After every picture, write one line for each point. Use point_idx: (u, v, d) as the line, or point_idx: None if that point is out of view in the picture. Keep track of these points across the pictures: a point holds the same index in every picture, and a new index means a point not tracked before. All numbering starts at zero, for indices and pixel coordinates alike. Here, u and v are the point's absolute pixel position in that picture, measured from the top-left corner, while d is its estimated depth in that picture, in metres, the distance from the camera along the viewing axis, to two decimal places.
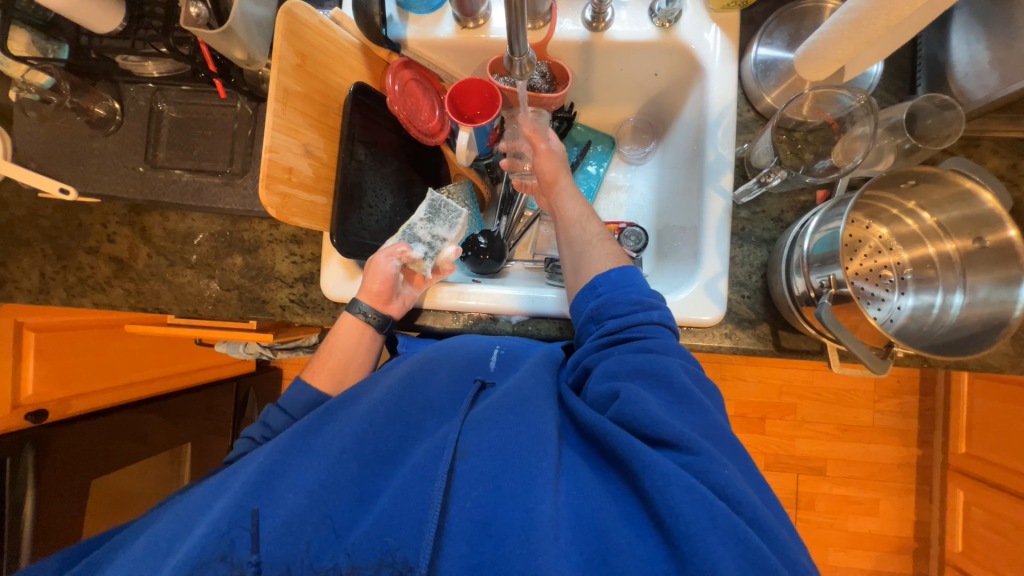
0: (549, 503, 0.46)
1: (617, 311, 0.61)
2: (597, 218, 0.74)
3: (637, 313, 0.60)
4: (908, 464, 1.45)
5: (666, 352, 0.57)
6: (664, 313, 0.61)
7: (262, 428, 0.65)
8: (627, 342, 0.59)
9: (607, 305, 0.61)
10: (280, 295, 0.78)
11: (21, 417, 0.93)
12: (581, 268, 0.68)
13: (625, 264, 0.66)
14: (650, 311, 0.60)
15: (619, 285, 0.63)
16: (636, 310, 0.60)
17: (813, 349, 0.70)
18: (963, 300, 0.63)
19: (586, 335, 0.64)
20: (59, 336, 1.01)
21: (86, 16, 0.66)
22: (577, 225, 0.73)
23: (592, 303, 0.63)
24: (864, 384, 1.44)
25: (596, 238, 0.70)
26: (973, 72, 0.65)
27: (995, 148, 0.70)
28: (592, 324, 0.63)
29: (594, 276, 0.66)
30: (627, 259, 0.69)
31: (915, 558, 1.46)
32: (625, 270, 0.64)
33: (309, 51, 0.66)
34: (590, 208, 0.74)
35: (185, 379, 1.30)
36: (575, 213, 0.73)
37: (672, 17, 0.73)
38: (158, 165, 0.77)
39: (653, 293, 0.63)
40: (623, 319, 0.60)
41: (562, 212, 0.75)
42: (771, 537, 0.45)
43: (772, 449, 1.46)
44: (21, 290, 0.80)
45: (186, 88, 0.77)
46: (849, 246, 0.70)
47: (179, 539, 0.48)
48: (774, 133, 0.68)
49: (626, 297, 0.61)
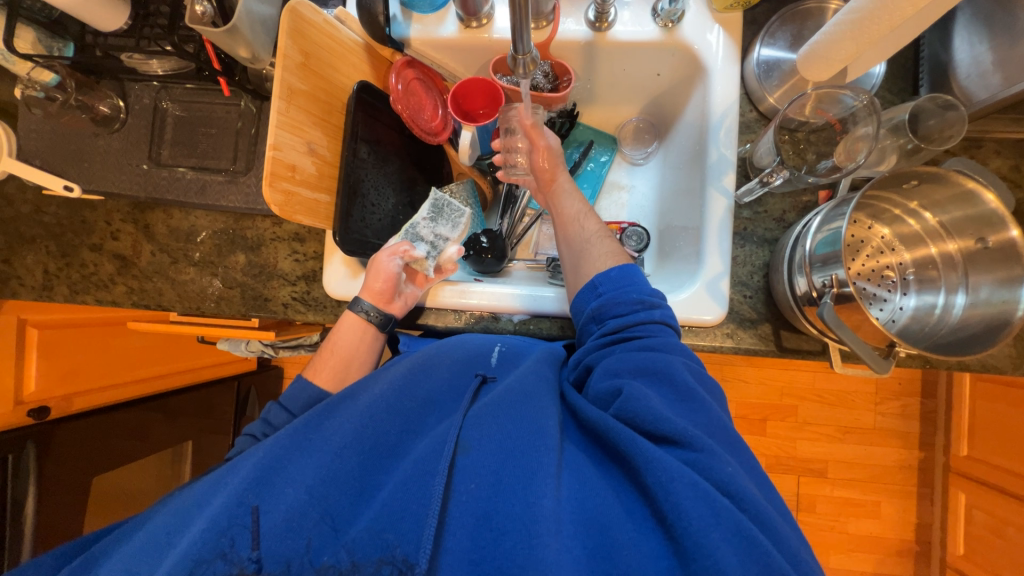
0: (550, 499, 0.46)
1: (618, 310, 0.61)
2: (596, 216, 0.74)
3: (639, 311, 0.60)
4: (909, 467, 1.45)
5: (667, 350, 0.57)
6: (665, 312, 0.61)
7: (263, 425, 0.65)
8: (629, 340, 0.59)
9: (607, 305, 0.61)
10: (282, 293, 0.78)
11: (23, 414, 0.93)
12: (581, 265, 0.68)
13: (625, 262, 0.66)
14: (652, 311, 0.60)
15: (620, 284, 0.63)
16: (637, 309, 0.60)
17: (815, 349, 0.70)
18: (966, 300, 0.62)
19: (587, 335, 0.65)
20: (60, 334, 1.01)
21: (92, 15, 0.67)
22: (577, 222, 0.73)
23: (593, 303, 0.63)
24: (865, 387, 1.44)
25: (596, 236, 0.70)
26: (976, 73, 0.65)
27: (997, 149, 0.70)
28: (593, 324, 0.63)
29: (594, 275, 0.66)
30: (627, 258, 0.69)
31: (916, 561, 1.46)
32: (625, 269, 0.64)
33: (313, 50, 0.66)
34: (589, 206, 0.75)
35: (186, 377, 1.30)
36: (574, 210, 0.74)
37: (675, 17, 0.73)
38: (162, 163, 0.77)
39: (654, 292, 0.63)
40: (625, 318, 0.60)
41: (561, 210, 0.75)
42: (774, 534, 0.45)
43: (773, 451, 1.46)
44: (24, 287, 0.81)
45: (190, 87, 0.78)
46: (851, 247, 0.70)
47: (179, 535, 0.48)
48: (776, 134, 0.68)
49: (627, 297, 0.61)
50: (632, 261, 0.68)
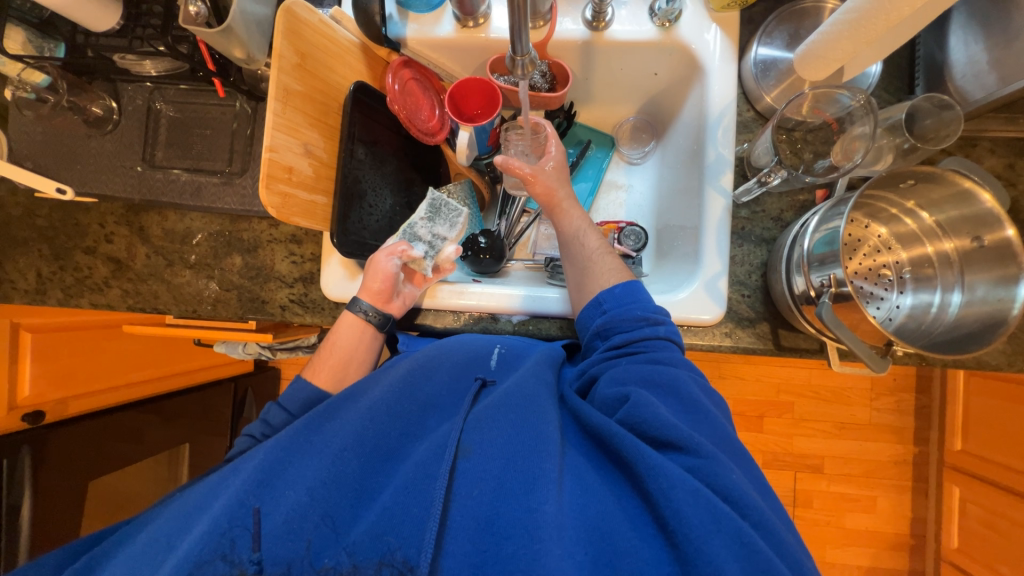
0: (552, 504, 0.46)
1: (623, 327, 0.61)
2: (597, 231, 0.74)
3: (643, 327, 0.61)
4: (904, 462, 1.46)
5: (673, 364, 0.58)
6: (669, 328, 0.62)
7: (262, 425, 0.65)
8: (634, 354, 0.59)
9: (612, 321, 0.62)
10: (279, 295, 0.78)
11: (18, 418, 0.93)
12: (584, 284, 0.68)
13: (629, 279, 0.67)
14: (656, 326, 0.61)
15: (623, 301, 0.63)
16: (642, 325, 0.61)
17: (813, 348, 0.70)
18: (962, 299, 0.63)
19: (592, 350, 0.66)
20: (54, 337, 1.01)
21: (82, 15, 0.66)
22: (577, 239, 0.72)
23: (597, 319, 0.64)
24: (861, 383, 1.45)
25: (597, 253, 0.70)
26: (972, 72, 0.65)
27: (992, 148, 0.70)
28: (599, 339, 0.64)
29: (598, 292, 0.66)
30: (629, 273, 0.69)
31: (911, 555, 1.47)
32: (629, 286, 0.64)
33: (308, 50, 0.65)
34: (589, 221, 0.75)
35: (182, 379, 1.30)
36: (575, 228, 0.73)
37: (672, 16, 0.74)
38: (157, 164, 0.76)
39: (658, 308, 0.63)
40: (629, 334, 0.61)
41: (561, 228, 0.75)
42: (775, 539, 0.45)
43: (770, 447, 1.47)
44: (17, 291, 0.80)
45: (184, 87, 0.77)
46: (848, 246, 0.71)
47: (178, 536, 0.48)
48: (774, 133, 0.68)
49: (631, 313, 0.62)
50: (635, 277, 0.68)
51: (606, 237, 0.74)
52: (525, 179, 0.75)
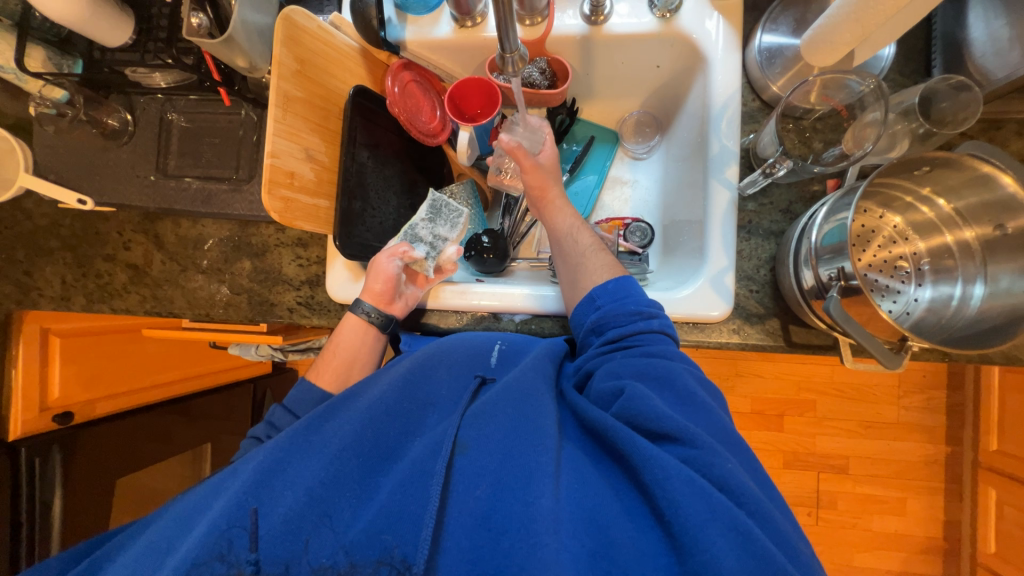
0: (548, 497, 0.46)
1: (619, 321, 0.60)
2: (590, 229, 0.73)
3: (638, 321, 0.60)
4: (935, 462, 1.40)
5: (670, 356, 0.57)
6: (664, 322, 0.61)
7: (268, 427, 0.66)
8: (630, 348, 0.58)
9: (607, 317, 0.61)
10: (287, 297, 0.79)
11: (49, 419, 0.97)
12: (577, 281, 0.67)
13: (621, 275, 0.66)
14: (651, 320, 0.60)
15: (617, 296, 0.63)
16: (637, 319, 0.60)
17: (826, 344, 0.68)
18: (984, 291, 0.60)
19: (588, 346, 0.64)
20: (82, 341, 1.05)
21: (97, 32, 0.68)
22: (570, 237, 0.71)
23: (592, 315, 0.63)
24: (886, 379, 1.40)
25: (590, 249, 0.69)
26: (992, 50, 0.61)
27: (1018, 131, 0.67)
28: (595, 335, 0.63)
29: (591, 288, 0.65)
30: (621, 268, 0.68)
31: (945, 560, 1.40)
32: (622, 282, 0.64)
33: (308, 56, 0.66)
34: (581, 219, 0.73)
35: (204, 380, 1.34)
36: (567, 224, 0.72)
37: (672, 7, 0.72)
38: (169, 173, 0.79)
39: (653, 301, 0.62)
40: (624, 328, 0.60)
41: (553, 226, 0.73)
42: (773, 528, 0.44)
43: (791, 447, 1.42)
44: (45, 298, 0.84)
45: (194, 98, 0.79)
46: (861, 237, 0.68)
47: (178, 538, 0.49)
48: (779, 123, 0.66)
49: (626, 307, 0.61)
50: (627, 272, 0.67)
51: (597, 234, 0.73)
52: (523, 169, 0.73)
